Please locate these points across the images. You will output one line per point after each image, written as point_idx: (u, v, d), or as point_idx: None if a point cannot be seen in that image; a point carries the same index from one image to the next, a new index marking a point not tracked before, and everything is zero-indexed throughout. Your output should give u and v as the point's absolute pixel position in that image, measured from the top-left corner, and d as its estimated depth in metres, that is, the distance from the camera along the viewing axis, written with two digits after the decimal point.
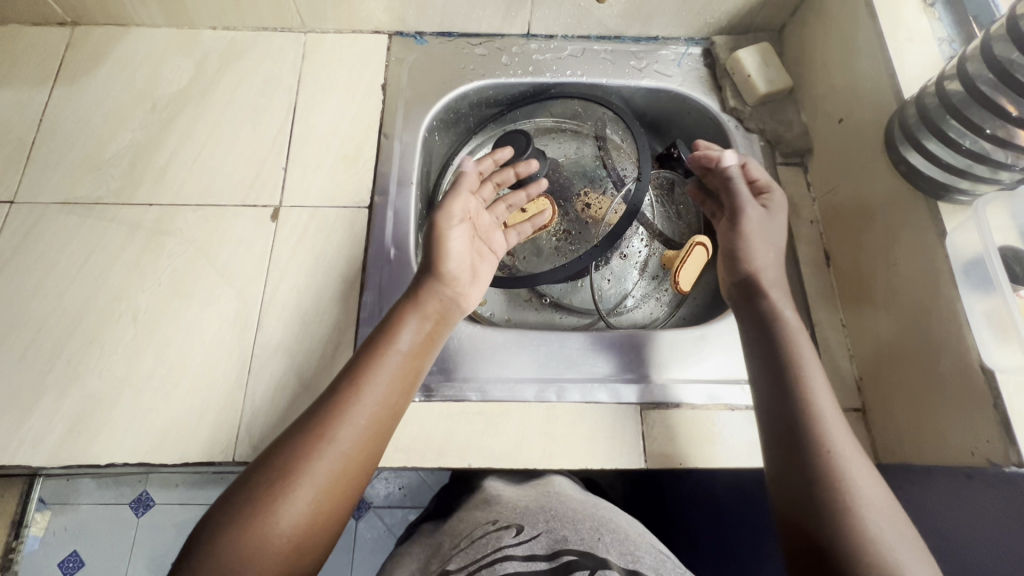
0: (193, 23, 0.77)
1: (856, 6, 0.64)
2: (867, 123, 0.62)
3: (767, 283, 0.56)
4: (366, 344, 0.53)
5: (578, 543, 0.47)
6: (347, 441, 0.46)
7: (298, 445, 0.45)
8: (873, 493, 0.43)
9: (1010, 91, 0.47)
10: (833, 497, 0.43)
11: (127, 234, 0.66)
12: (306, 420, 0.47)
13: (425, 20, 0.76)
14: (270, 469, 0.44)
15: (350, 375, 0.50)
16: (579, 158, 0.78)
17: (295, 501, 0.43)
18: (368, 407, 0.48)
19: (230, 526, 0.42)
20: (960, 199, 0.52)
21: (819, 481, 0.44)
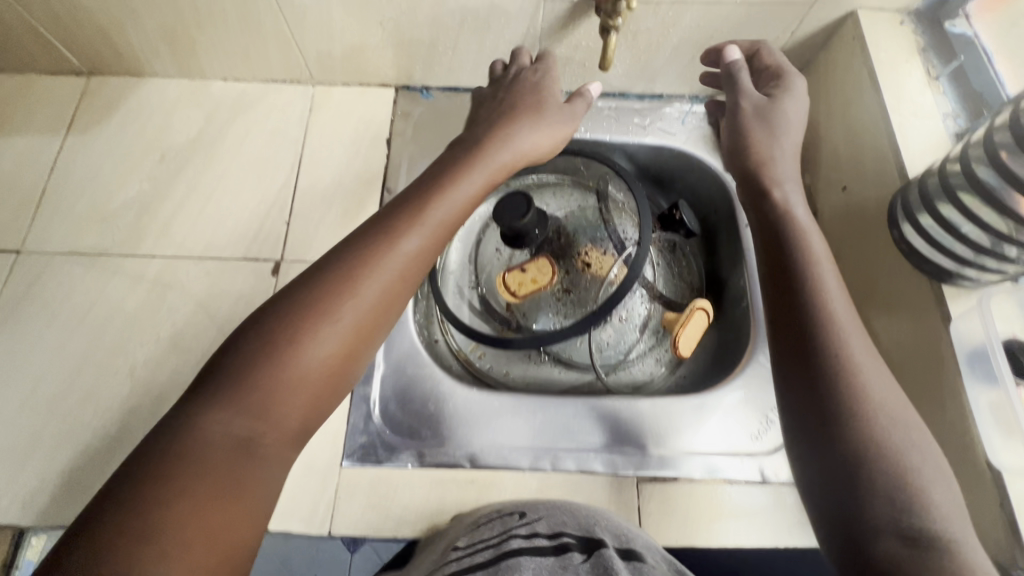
0: (205, 75, 0.78)
1: (860, 76, 0.64)
2: (869, 195, 0.62)
3: (778, 172, 0.56)
4: (394, 212, 0.52)
5: (576, 529, 0.52)
6: (367, 302, 0.46)
7: (314, 298, 0.44)
8: (888, 394, 0.42)
9: (1017, 189, 0.46)
10: (835, 366, 0.42)
11: (130, 286, 0.67)
12: (320, 279, 0.46)
13: (432, 75, 0.77)
14: (287, 319, 0.43)
15: (375, 237, 0.49)
16: (580, 213, 0.77)
17: (312, 351, 0.43)
18: (393, 269, 0.48)
19: (240, 371, 0.41)
20: (964, 284, 0.52)
21: (840, 380, 0.42)
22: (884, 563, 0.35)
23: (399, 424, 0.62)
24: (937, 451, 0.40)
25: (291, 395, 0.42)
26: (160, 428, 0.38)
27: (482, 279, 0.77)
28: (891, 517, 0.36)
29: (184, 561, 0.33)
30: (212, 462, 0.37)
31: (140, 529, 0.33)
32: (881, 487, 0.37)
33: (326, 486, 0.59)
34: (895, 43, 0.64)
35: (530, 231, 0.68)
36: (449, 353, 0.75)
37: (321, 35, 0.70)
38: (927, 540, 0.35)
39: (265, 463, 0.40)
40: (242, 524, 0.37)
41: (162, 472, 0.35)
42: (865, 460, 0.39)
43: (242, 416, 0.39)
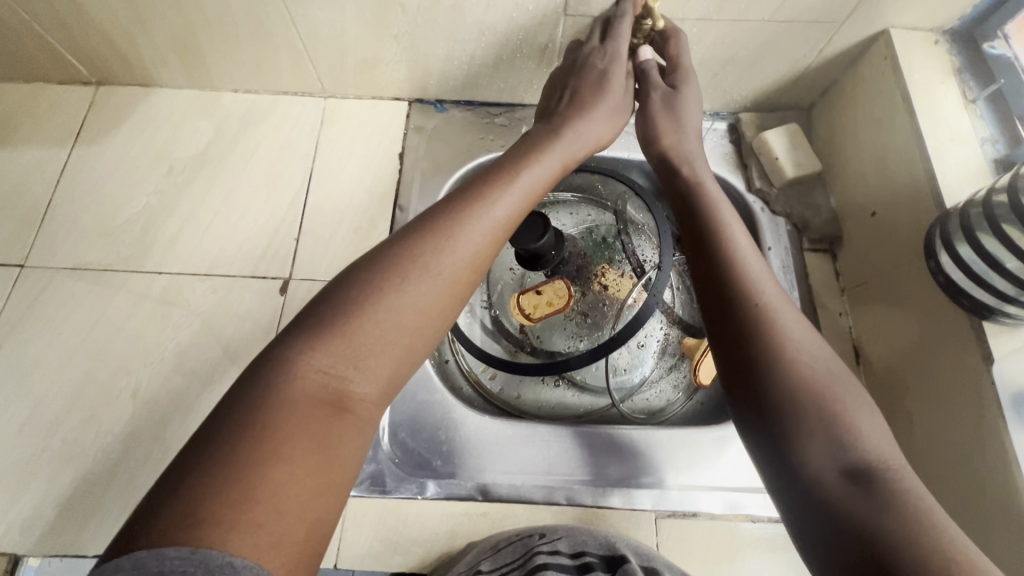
0: (214, 86, 0.76)
1: (892, 97, 0.62)
2: (902, 222, 0.59)
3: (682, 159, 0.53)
4: (490, 171, 0.47)
5: (598, 547, 0.51)
6: (462, 257, 0.41)
7: (403, 248, 0.40)
8: (807, 338, 0.39)
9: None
10: (766, 328, 0.39)
11: (134, 304, 0.65)
12: (412, 231, 0.41)
13: (446, 89, 0.75)
14: (377, 268, 0.39)
15: (473, 190, 0.44)
16: (597, 232, 0.75)
17: (402, 303, 0.38)
18: (489, 227, 0.43)
19: (329, 319, 0.37)
20: (1005, 321, 0.49)
21: (763, 333, 0.39)
22: (835, 509, 0.33)
23: (410, 451, 0.60)
24: (858, 385, 0.38)
25: (377, 347, 0.37)
26: (247, 378, 0.35)
27: (494, 298, 0.75)
28: (831, 461, 0.35)
29: (273, 528, 0.29)
30: (299, 418, 0.33)
31: (230, 494, 0.29)
32: (813, 434, 0.36)
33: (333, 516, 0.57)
34: (929, 64, 0.62)
35: (547, 253, 0.66)
36: (460, 373, 0.73)
37: (335, 47, 0.68)
38: (875, 485, 0.33)
39: (354, 421, 0.35)
40: (330, 490, 0.32)
41: (250, 425, 0.32)
42: (797, 418, 0.36)
43: (332, 367, 0.35)
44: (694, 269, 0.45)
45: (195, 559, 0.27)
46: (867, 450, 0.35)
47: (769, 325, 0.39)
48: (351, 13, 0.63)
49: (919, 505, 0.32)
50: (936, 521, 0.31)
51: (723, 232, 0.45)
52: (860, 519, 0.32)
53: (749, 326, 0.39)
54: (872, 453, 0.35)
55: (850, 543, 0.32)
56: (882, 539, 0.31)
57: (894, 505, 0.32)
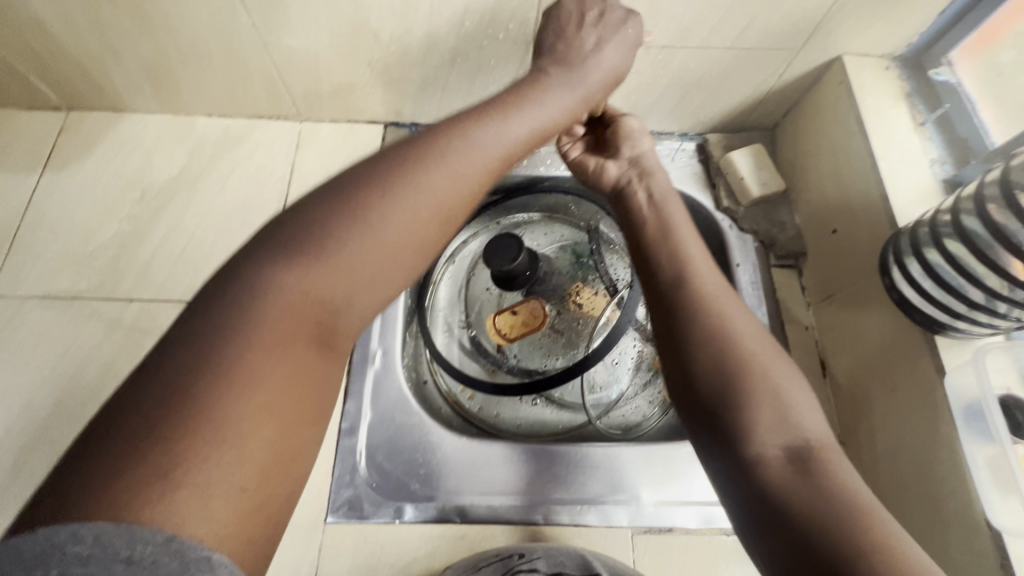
0: (188, 110, 0.76)
1: (847, 120, 0.65)
2: (860, 240, 0.62)
3: (651, 167, 0.58)
4: (475, 107, 0.47)
5: (575, 567, 0.51)
6: (445, 187, 0.41)
7: (382, 174, 0.40)
8: (757, 339, 0.43)
9: (1014, 252, 0.45)
10: (714, 325, 0.43)
11: (105, 332, 0.65)
12: (394, 156, 0.42)
13: (420, 113, 0.76)
14: (355, 195, 0.39)
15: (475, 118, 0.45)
16: (571, 251, 0.77)
17: (387, 228, 0.39)
18: (481, 160, 0.43)
19: (310, 248, 0.37)
20: (956, 335, 0.51)
21: (710, 332, 0.43)
22: (775, 494, 0.37)
23: (387, 474, 0.60)
24: (797, 375, 0.42)
25: (362, 278, 0.38)
26: (218, 313, 0.34)
27: (471, 317, 0.75)
28: (775, 448, 0.39)
29: (255, 489, 0.31)
30: (278, 374, 0.33)
31: (208, 456, 0.30)
32: (759, 425, 0.40)
33: (311, 542, 0.57)
34: (881, 89, 0.65)
35: (522, 272, 0.66)
36: (438, 394, 0.73)
37: (309, 74, 0.69)
38: (815, 472, 0.37)
39: (333, 362, 0.38)
40: (308, 444, 0.34)
41: (227, 377, 0.32)
42: (742, 411, 0.40)
43: (318, 303, 0.37)
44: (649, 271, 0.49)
45: (171, 547, 0.27)
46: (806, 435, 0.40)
47: (722, 329, 0.43)
48: (325, 41, 0.64)
49: (847, 487, 0.37)
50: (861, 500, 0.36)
51: (672, 242, 0.49)
52: (796, 501, 0.36)
53: (708, 329, 0.43)
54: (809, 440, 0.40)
55: (786, 525, 0.36)
56: (821, 521, 0.35)
57: (829, 489, 0.36)
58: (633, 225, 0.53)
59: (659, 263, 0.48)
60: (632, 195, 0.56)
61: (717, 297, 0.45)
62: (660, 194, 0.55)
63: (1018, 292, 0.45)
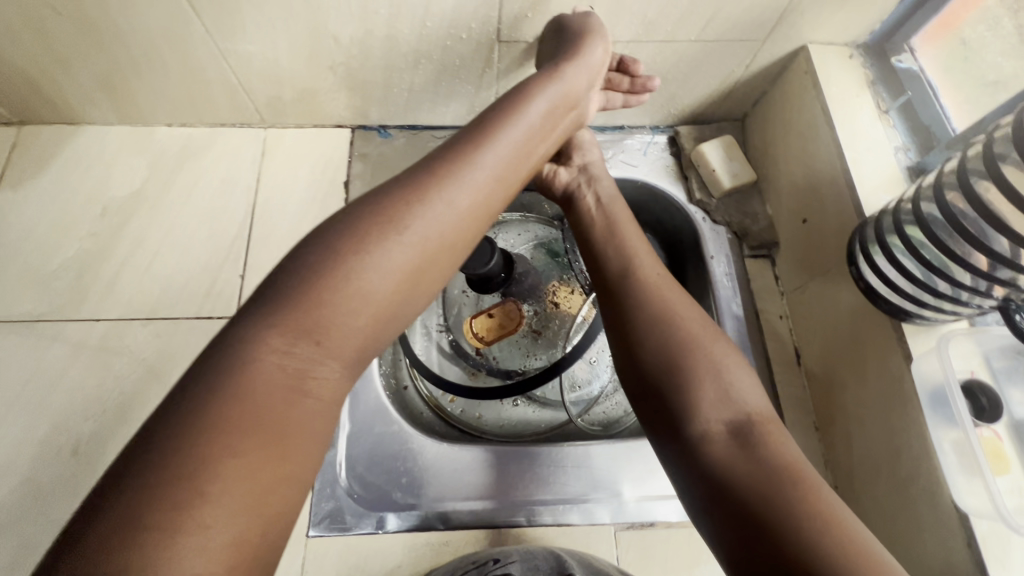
0: (147, 121, 0.74)
1: (813, 109, 0.65)
2: (828, 230, 0.63)
3: (598, 173, 0.62)
4: (451, 141, 0.47)
5: (550, 568, 0.50)
6: (431, 235, 0.42)
7: (371, 215, 0.41)
8: (702, 325, 0.47)
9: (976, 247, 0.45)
10: (659, 317, 0.47)
11: (71, 354, 0.63)
12: (381, 199, 0.42)
13: (388, 115, 0.75)
14: (344, 238, 0.40)
15: (449, 154, 0.45)
16: (547, 249, 0.77)
17: (371, 276, 0.39)
18: (463, 199, 0.44)
19: (297, 291, 0.38)
20: (922, 322, 0.52)
21: (656, 325, 0.47)
22: (718, 466, 0.41)
23: (368, 484, 0.60)
24: (741, 359, 0.46)
25: (344, 329, 0.39)
26: (202, 359, 0.36)
27: (450, 321, 0.75)
28: (718, 424, 0.42)
29: (223, 530, 0.31)
30: (253, 414, 0.34)
31: (177, 498, 0.30)
32: (703, 404, 0.43)
33: (293, 558, 0.56)
34: (845, 77, 0.65)
35: (496, 274, 0.66)
36: (420, 399, 0.73)
37: (270, 80, 0.67)
38: (757, 447, 0.41)
39: (314, 406, 0.37)
40: (284, 485, 0.34)
41: (201, 418, 0.32)
42: (687, 395, 0.44)
43: (288, 349, 0.37)
44: (603, 270, 0.53)
45: None
46: (747, 411, 0.43)
47: (668, 317, 0.47)
48: (283, 47, 0.62)
49: (787, 461, 0.40)
50: (799, 472, 0.39)
51: (622, 242, 0.54)
52: (738, 473, 0.40)
53: (654, 318, 0.47)
54: (750, 414, 0.43)
55: (729, 498, 0.39)
56: (759, 492, 0.38)
57: (766, 460, 0.40)
58: (582, 223, 0.58)
59: (611, 260, 0.53)
60: (579, 202, 0.60)
61: (660, 289, 0.49)
62: (607, 198, 0.59)
63: (980, 282, 0.46)
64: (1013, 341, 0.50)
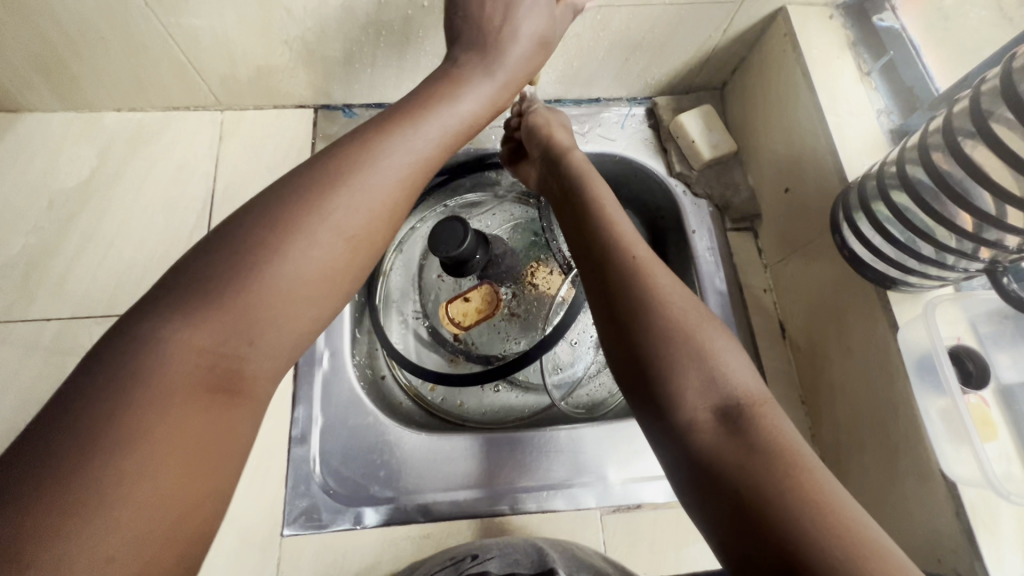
0: (93, 106, 0.69)
1: (793, 73, 0.63)
2: (810, 198, 0.61)
3: (566, 147, 0.60)
4: (360, 133, 0.45)
5: (529, 563, 0.50)
6: (336, 244, 0.40)
7: (276, 211, 0.39)
8: (687, 302, 0.43)
9: (960, 206, 0.43)
10: (641, 291, 0.43)
11: (21, 357, 0.59)
12: (285, 195, 0.40)
13: (352, 93, 0.71)
14: (237, 250, 0.37)
15: (356, 149, 0.43)
16: (525, 229, 0.74)
17: (282, 279, 0.37)
18: (373, 194, 0.42)
19: (192, 307, 0.35)
20: (908, 289, 0.51)
21: (636, 301, 0.42)
22: (707, 456, 0.36)
23: (345, 479, 0.58)
24: (730, 336, 0.42)
25: (265, 335, 0.37)
26: (106, 369, 0.32)
27: (427, 307, 0.72)
28: (705, 410, 0.38)
29: (127, 560, 0.29)
30: (172, 427, 0.32)
31: (70, 528, 0.28)
32: (688, 388, 0.39)
33: (267, 559, 0.54)
34: (826, 38, 0.62)
35: (472, 257, 0.63)
36: (399, 388, 0.70)
37: (222, 59, 0.63)
38: (750, 434, 0.36)
39: (237, 417, 0.35)
40: (201, 508, 0.32)
41: (105, 436, 0.30)
42: (671, 378, 0.40)
43: (215, 348, 0.35)
44: (581, 244, 0.49)
45: None
46: (736, 393, 0.39)
47: (652, 292, 0.43)
48: (231, 20, 0.58)
49: (784, 444, 0.36)
50: (794, 454, 0.35)
51: (603, 212, 0.50)
52: (729, 464, 0.35)
53: (635, 292, 0.43)
54: (741, 397, 0.39)
55: (720, 491, 0.35)
56: (752, 485, 0.34)
57: (761, 449, 0.35)
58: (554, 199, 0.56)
59: (589, 233, 0.48)
60: (550, 186, 0.58)
61: (642, 264, 0.45)
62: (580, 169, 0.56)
63: (965, 245, 0.45)
64: (1001, 305, 0.49)
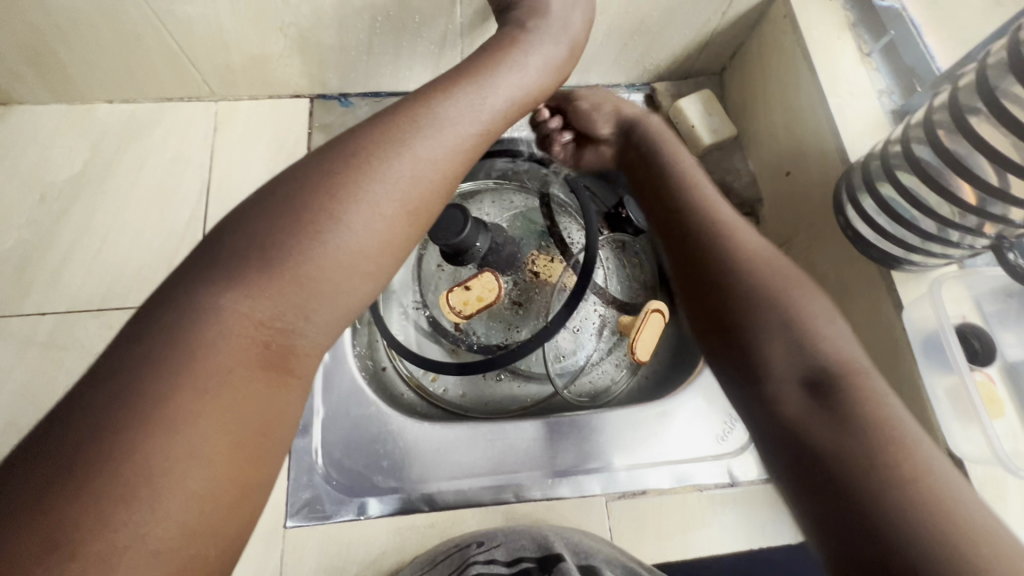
0: (84, 97, 0.68)
1: (792, 55, 0.62)
2: (813, 180, 0.60)
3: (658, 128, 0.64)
4: (408, 100, 0.44)
5: (535, 548, 0.52)
6: (388, 218, 0.39)
7: (323, 179, 0.38)
8: (788, 278, 0.45)
9: (962, 177, 0.43)
10: (736, 267, 0.46)
11: (16, 352, 0.58)
12: (333, 160, 0.39)
13: (348, 82, 0.70)
14: (285, 213, 0.36)
15: (400, 115, 0.42)
16: (524, 216, 0.73)
17: (330, 254, 0.37)
18: (425, 164, 0.41)
19: (244, 271, 0.35)
20: (911, 268, 0.51)
21: (729, 275, 0.45)
22: (794, 422, 0.38)
23: (347, 470, 0.57)
24: (829, 311, 0.43)
25: (315, 316, 0.37)
26: (143, 347, 0.32)
27: (427, 297, 0.71)
28: (795, 380, 0.40)
29: (175, 548, 0.29)
30: (215, 412, 0.31)
31: (115, 519, 0.28)
32: (778, 358, 0.41)
33: (272, 552, 0.54)
34: (828, 19, 0.62)
35: (472, 245, 0.62)
36: (400, 379, 0.69)
37: (214, 47, 0.62)
38: (839, 402, 0.38)
39: (283, 398, 0.35)
40: (247, 494, 0.32)
41: (150, 423, 0.29)
42: (763, 348, 0.42)
43: (265, 325, 0.35)
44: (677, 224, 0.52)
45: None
46: (829, 365, 0.40)
47: (748, 269, 0.45)
48: (224, 7, 0.56)
49: (878, 414, 0.36)
50: (888, 427, 0.36)
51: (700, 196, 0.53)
52: (815, 429, 0.37)
53: (732, 267, 0.46)
54: (837, 369, 0.40)
55: (806, 454, 0.37)
56: (835, 448, 0.36)
57: (850, 416, 0.36)
58: (653, 178, 0.59)
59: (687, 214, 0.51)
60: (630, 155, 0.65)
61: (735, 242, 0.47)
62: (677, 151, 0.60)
63: (970, 219, 0.44)
64: (1006, 282, 0.49)
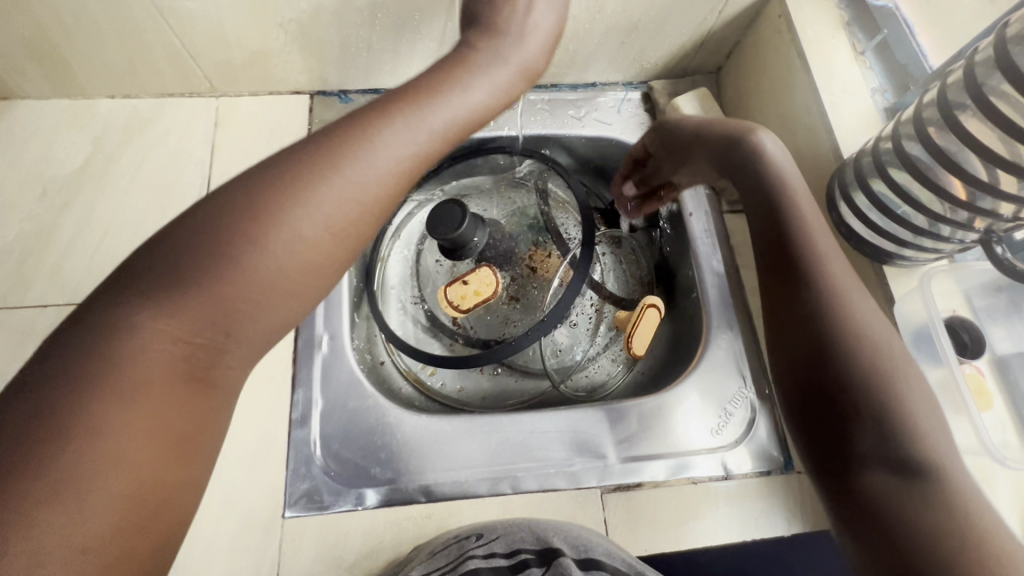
0: (85, 91, 0.69)
1: (787, 53, 0.63)
2: (807, 178, 0.61)
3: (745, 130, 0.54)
4: (376, 104, 0.46)
5: (534, 541, 0.53)
6: (326, 231, 0.41)
7: (275, 185, 0.40)
8: (895, 349, 0.41)
9: (952, 172, 0.44)
10: (834, 321, 0.42)
11: (18, 344, 0.59)
12: (283, 166, 0.41)
13: (348, 79, 0.71)
14: (223, 224, 0.39)
15: (366, 121, 0.44)
16: (521, 213, 0.74)
17: (265, 261, 0.39)
18: (379, 167, 0.43)
19: (174, 284, 0.37)
20: (902, 263, 0.51)
21: (830, 324, 0.42)
22: (875, 500, 0.36)
23: (344, 461, 0.57)
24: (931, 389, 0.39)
25: (251, 329, 0.40)
26: (70, 357, 0.34)
27: (425, 292, 0.71)
28: (882, 457, 0.37)
29: (101, 546, 0.31)
30: (142, 421, 0.34)
31: (39, 516, 0.30)
32: (870, 431, 0.38)
33: (269, 542, 0.54)
34: (822, 18, 0.63)
35: (469, 240, 0.63)
36: (398, 373, 0.70)
37: (215, 44, 0.63)
38: (931, 492, 0.35)
39: (208, 407, 0.38)
40: (174, 495, 0.35)
41: (78, 430, 0.32)
42: (857, 417, 0.38)
43: (192, 338, 0.37)
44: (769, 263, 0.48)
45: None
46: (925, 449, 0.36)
47: (850, 328, 0.41)
48: (225, 4, 0.57)
49: (969, 511, 0.34)
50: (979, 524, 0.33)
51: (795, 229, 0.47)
52: (903, 513, 0.34)
53: (834, 321, 0.42)
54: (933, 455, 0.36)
55: (885, 536, 0.34)
56: (918, 538, 0.33)
57: (941, 509, 0.34)
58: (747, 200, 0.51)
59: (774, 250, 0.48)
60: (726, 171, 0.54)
61: (832, 282, 0.44)
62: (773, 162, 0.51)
63: (960, 214, 0.45)
64: (995, 278, 0.50)
